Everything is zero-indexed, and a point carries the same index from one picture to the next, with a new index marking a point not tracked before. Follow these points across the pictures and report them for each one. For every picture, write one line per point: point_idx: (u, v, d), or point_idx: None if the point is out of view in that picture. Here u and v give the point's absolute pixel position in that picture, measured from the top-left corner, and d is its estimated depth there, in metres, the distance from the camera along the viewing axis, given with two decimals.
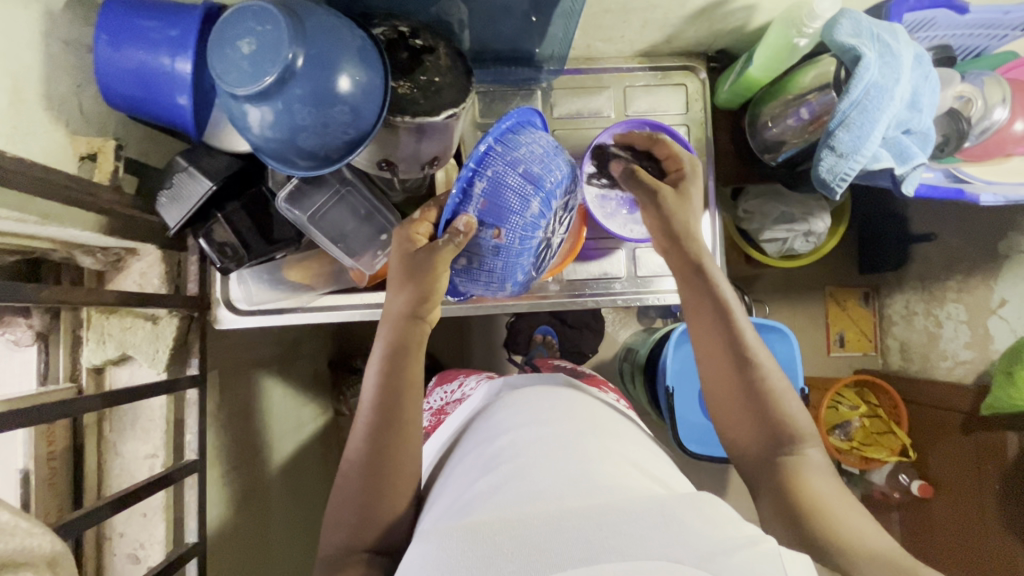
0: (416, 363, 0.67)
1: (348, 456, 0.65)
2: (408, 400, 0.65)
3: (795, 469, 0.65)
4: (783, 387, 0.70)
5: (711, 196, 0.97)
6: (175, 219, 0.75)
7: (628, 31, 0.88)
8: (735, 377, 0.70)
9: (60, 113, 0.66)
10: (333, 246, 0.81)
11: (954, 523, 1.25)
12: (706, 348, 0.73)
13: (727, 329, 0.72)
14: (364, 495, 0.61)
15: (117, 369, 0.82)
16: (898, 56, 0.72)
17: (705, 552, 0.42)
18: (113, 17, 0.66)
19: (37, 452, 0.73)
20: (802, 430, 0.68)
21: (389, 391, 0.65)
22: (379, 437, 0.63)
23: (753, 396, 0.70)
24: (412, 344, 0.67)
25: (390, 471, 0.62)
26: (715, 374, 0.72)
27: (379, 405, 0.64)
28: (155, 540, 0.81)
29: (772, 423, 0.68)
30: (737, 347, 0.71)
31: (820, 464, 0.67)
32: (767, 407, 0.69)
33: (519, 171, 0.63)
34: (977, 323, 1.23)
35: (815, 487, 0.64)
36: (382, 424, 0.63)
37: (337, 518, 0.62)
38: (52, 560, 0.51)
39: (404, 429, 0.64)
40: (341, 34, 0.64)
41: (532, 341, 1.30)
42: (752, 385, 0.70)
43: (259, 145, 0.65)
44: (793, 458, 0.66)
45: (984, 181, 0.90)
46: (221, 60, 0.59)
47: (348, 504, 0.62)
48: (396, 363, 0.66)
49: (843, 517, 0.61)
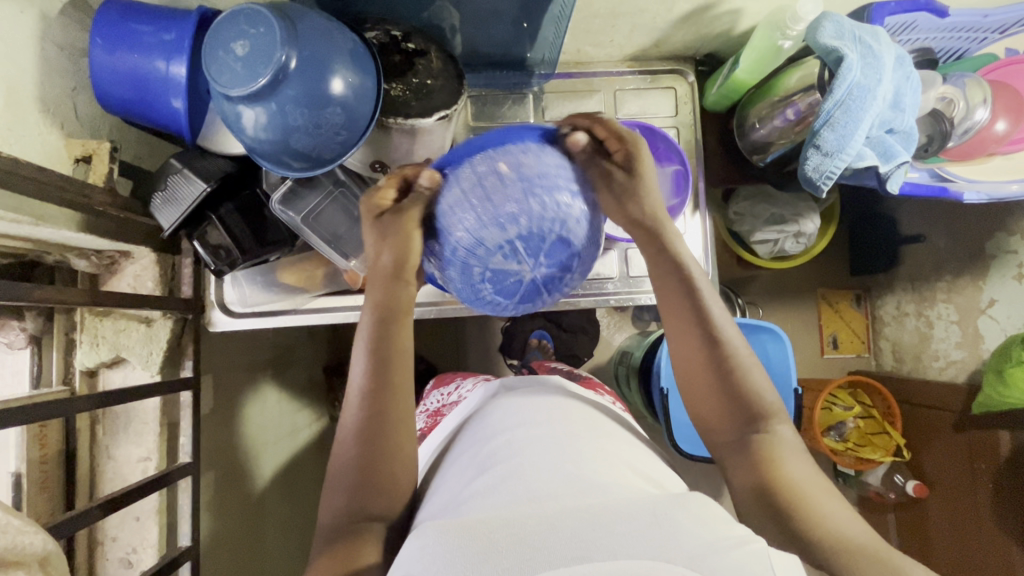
0: (404, 335, 0.67)
1: (340, 431, 0.65)
2: (397, 373, 0.66)
3: (769, 452, 0.62)
4: (752, 364, 0.66)
5: (700, 197, 0.98)
6: (169, 220, 0.76)
7: (617, 36, 0.90)
8: (703, 358, 0.66)
9: (55, 116, 0.67)
10: (326, 248, 0.81)
11: (950, 522, 1.25)
12: (674, 332, 0.67)
13: (703, 320, 0.66)
14: (359, 472, 0.62)
15: (110, 372, 0.82)
16: (880, 57, 0.74)
17: (695, 553, 0.43)
18: (109, 21, 0.67)
19: (30, 455, 0.73)
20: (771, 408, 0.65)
21: (377, 369, 0.65)
22: (371, 414, 0.63)
23: (725, 382, 0.65)
24: (394, 316, 0.67)
25: (380, 445, 0.63)
26: (685, 355, 0.67)
27: (369, 378, 0.64)
28: (148, 544, 0.81)
29: (744, 410, 0.65)
30: (706, 324, 0.66)
31: (796, 442, 0.65)
32: (738, 390, 0.65)
33: (500, 190, 0.56)
34: (968, 323, 1.25)
35: (791, 468, 0.61)
36: (372, 397, 0.64)
37: (332, 487, 0.63)
38: (44, 559, 0.51)
39: (392, 402, 0.64)
40: (333, 37, 0.65)
41: (527, 344, 1.30)
42: (724, 368, 0.65)
43: (253, 146, 0.65)
44: (766, 442, 0.63)
45: (967, 179, 0.92)
46: (215, 63, 0.60)
47: (343, 477, 0.62)
48: (382, 337, 0.66)
49: (817, 496, 0.58)
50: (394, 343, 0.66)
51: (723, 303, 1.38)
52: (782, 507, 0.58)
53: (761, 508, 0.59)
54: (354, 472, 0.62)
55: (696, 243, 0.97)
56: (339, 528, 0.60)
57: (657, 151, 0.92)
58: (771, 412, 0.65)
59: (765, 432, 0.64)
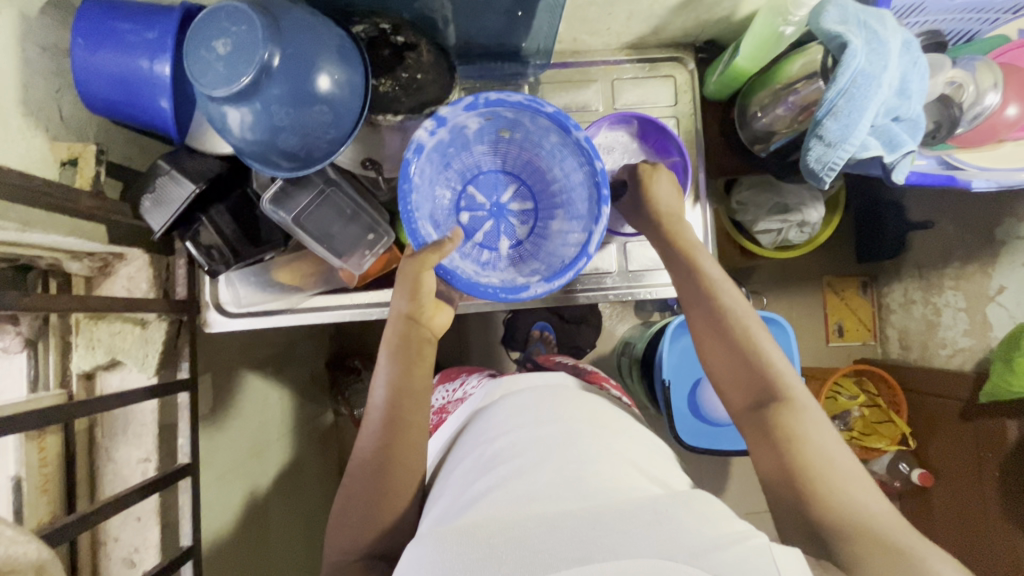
0: (425, 366, 0.69)
1: (354, 460, 0.65)
2: (413, 407, 0.66)
3: (786, 420, 0.61)
4: (759, 329, 0.68)
5: (700, 187, 0.95)
6: (159, 223, 0.74)
7: (613, 23, 0.87)
8: (719, 344, 0.68)
9: (39, 119, 0.66)
10: (319, 247, 0.80)
11: (955, 512, 1.24)
12: (698, 325, 0.70)
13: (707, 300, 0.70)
14: (366, 504, 0.62)
15: (107, 375, 0.82)
16: (885, 42, 0.71)
17: (697, 549, 0.42)
18: (90, 20, 0.65)
19: (29, 460, 0.73)
20: (785, 377, 0.64)
21: (394, 400, 0.66)
22: (385, 444, 0.64)
23: (740, 359, 0.66)
24: (416, 349, 0.69)
25: (387, 474, 0.63)
26: (700, 336, 0.70)
27: (388, 409, 0.65)
28: (150, 544, 0.82)
29: (762, 381, 0.65)
30: (716, 308, 0.69)
31: (819, 419, 0.62)
32: (748, 359, 0.66)
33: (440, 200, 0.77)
34: (976, 310, 1.22)
35: (811, 443, 0.59)
36: (389, 427, 0.64)
37: (339, 525, 0.62)
38: (40, 567, 0.51)
39: (410, 436, 0.65)
40: (318, 32, 0.63)
41: (529, 337, 1.30)
42: (735, 340, 0.67)
43: (240, 147, 0.64)
44: (784, 414, 0.62)
45: (976, 167, 0.89)
46: (197, 62, 0.58)
47: (350, 514, 0.62)
48: (404, 368, 0.67)
49: (842, 482, 0.56)
50: (412, 381, 0.67)
51: None
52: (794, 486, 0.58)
53: (784, 491, 0.58)
54: (362, 498, 0.62)
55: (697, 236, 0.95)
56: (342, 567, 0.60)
57: (655, 142, 0.92)
58: (789, 385, 0.64)
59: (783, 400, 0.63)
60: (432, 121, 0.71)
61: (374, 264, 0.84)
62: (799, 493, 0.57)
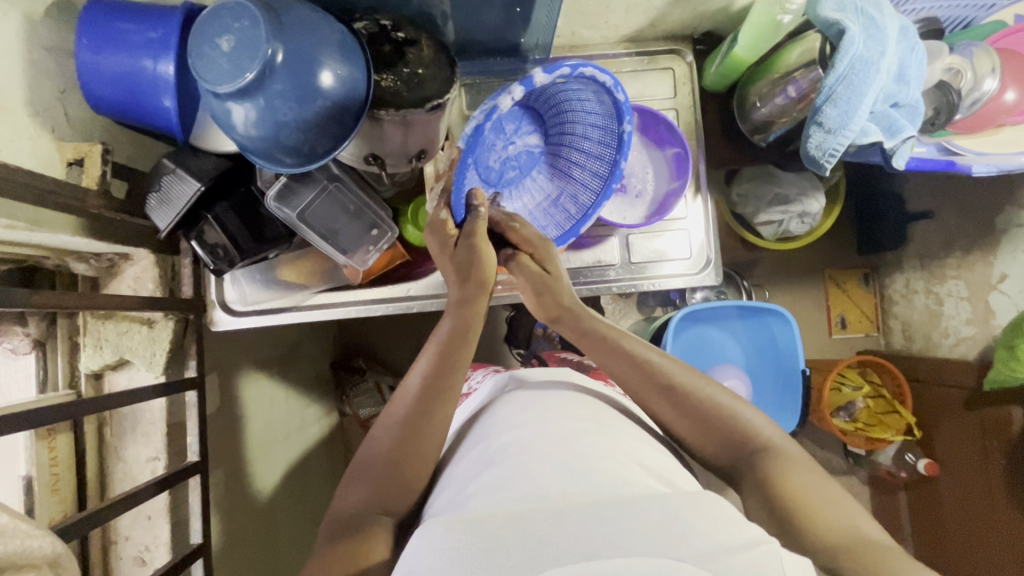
0: (469, 353, 0.71)
1: (385, 419, 0.67)
2: (457, 378, 0.69)
3: (770, 469, 0.63)
4: (719, 393, 0.70)
5: (703, 179, 0.95)
6: (165, 221, 0.76)
7: (611, 17, 0.88)
8: (671, 408, 0.69)
9: (46, 120, 0.67)
10: (323, 242, 0.80)
11: (963, 501, 1.24)
12: (659, 391, 0.71)
13: (649, 372, 0.71)
14: (382, 470, 0.63)
15: (115, 374, 0.82)
16: (882, 29, 0.72)
17: (705, 555, 0.42)
18: (93, 21, 0.66)
19: (40, 459, 0.73)
20: (759, 429, 0.67)
21: (435, 374, 0.68)
22: (421, 412, 0.65)
23: (703, 421, 0.68)
24: (464, 336, 0.72)
25: (419, 439, 0.64)
26: (666, 405, 0.70)
27: (429, 381, 0.67)
28: (160, 542, 0.82)
29: (732, 435, 0.67)
30: (668, 364, 0.72)
31: (806, 459, 0.64)
32: (710, 417, 0.68)
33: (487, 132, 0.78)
34: (979, 299, 1.22)
35: (799, 482, 0.60)
36: (430, 393, 0.66)
37: (351, 485, 0.63)
38: (53, 561, 0.52)
39: (446, 406, 0.66)
40: (320, 28, 0.64)
41: (533, 334, 1.31)
42: (687, 399, 0.69)
43: (246, 144, 0.65)
44: (764, 460, 0.64)
45: (976, 153, 0.89)
46: (201, 59, 0.59)
47: (364, 479, 0.63)
48: (451, 349, 0.70)
49: (830, 509, 0.57)
50: (462, 357, 0.70)
51: (729, 286, 1.37)
52: (780, 502, 0.59)
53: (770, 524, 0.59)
54: (386, 459, 0.63)
55: (698, 226, 0.95)
56: (352, 523, 0.60)
57: (655, 134, 0.94)
58: (756, 433, 0.67)
59: (764, 449, 0.65)
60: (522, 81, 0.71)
61: (378, 260, 0.86)
62: (793, 509, 0.58)
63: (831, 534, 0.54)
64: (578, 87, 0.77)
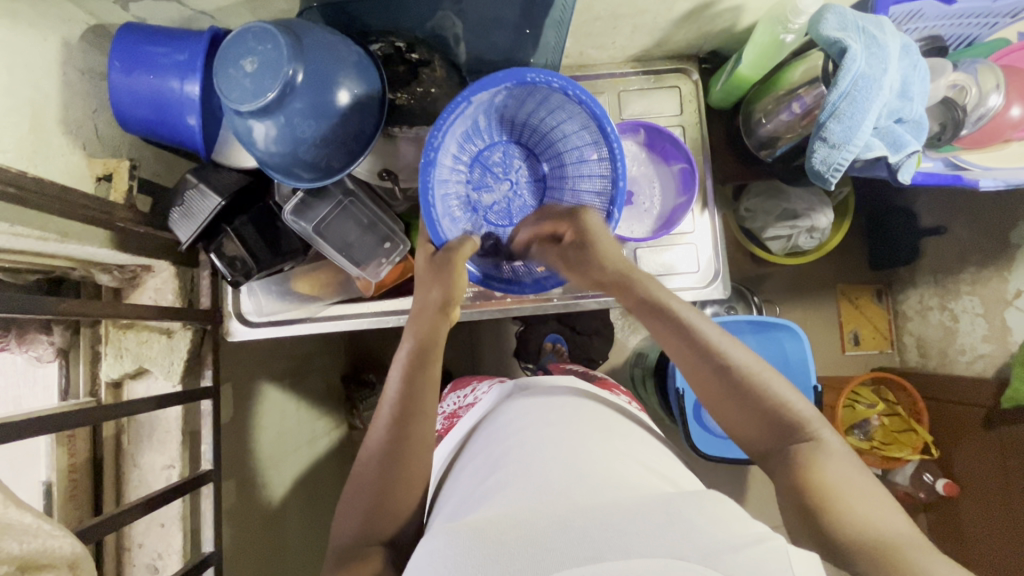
0: (439, 362, 0.70)
1: (367, 446, 0.66)
2: (429, 397, 0.67)
3: (810, 458, 0.61)
4: (776, 379, 0.66)
5: (709, 195, 0.96)
6: (187, 233, 0.78)
7: (618, 37, 0.90)
8: (728, 398, 0.66)
9: (77, 137, 0.70)
10: (338, 255, 0.83)
11: (985, 522, 1.21)
12: (704, 381, 0.68)
13: (708, 353, 0.67)
14: (374, 495, 0.63)
15: (134, 383, 0.84)
16: (884, 46, 0.73)
17: (711, 550, 0.42)
18: (125, 43, 0.69)
19: (59, 465, 0.76)
20: (807, 418, 0.64)
21: (406, 392, 0.67)
22: (398, 433, 0.65)
23: (753, 408, 0.65)
24: (434, 344, 0.71)
25: (402, 464, 0.64)
26: (709, 392, 0.68)
27: (401, 398, 0.66)
28: (172, 550, 0.83)
29: (780, 423, 0.64)
30: (711, 353, 0.67)
31: (841, 450, 0.62)
32: (760, 401, 0.65)
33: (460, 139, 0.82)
34: (994, 315, 1.21)
35: (829, 473, 0.59)
36: (403, 416, 0.65)
37: (348, 511, 0.64)
38: (73, 562, 0.53)
39: (420, 425, 0.65)
40: (338, 50, 0.67)
41: (542, 348, 1.31)
42: (738, 380, 0.66)
43: (266, 159, 0.68)
44: (810, 452, 0.61)
45: (982, 167, 0.90)
46: (226, 80, 0.62)
47: (357, 505, 0.63)
48: (419, 361, 0.69)
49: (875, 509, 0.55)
50: (428, 375, 0.68)
51: (739, 301, 1.37)
52: (806, 498, 0.58)
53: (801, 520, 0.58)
54: (371, 488, 0.63)
55: (706, 241, 0.96)
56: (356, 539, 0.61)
57: (661, 149, 0.96)
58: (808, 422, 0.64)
59: (808, 439, 0.63)
60: (510, 72, 0.73)
61: (390, 273, 0.88)
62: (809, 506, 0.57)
63: (852, 532, 0.53)
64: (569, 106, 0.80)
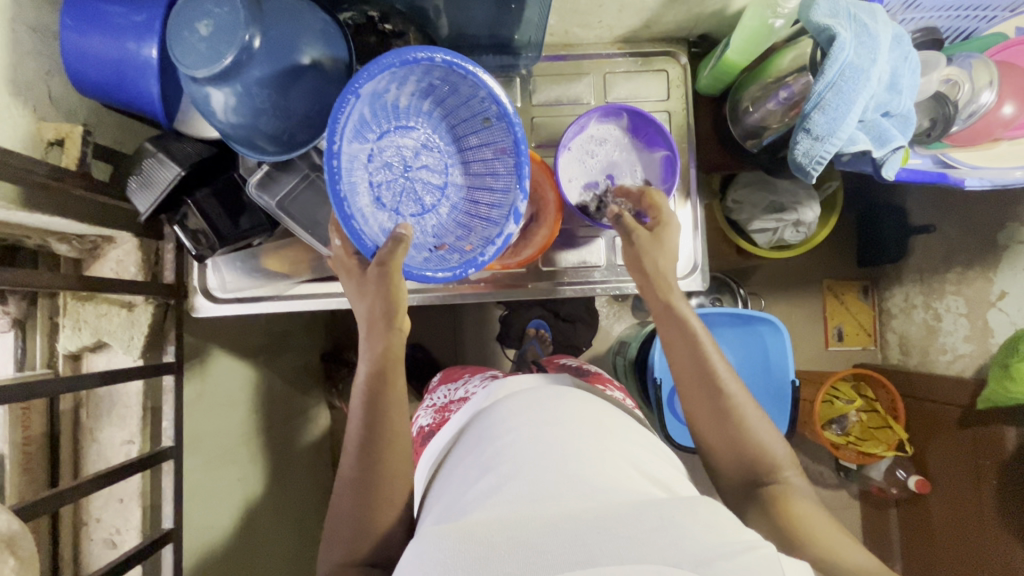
0: (399, 383, 0.68)
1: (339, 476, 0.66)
2: (395, 417, 0.67)
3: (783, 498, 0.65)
4: (755, 415, 0.70)
5: (693, 183, 0.94)
6: (146, 205, 0.76)
7: (605, 16, 0.87)
8: (709, 415, 0.70)
9: (28, 100, 0.67)
10: (305, 233, 0.79)
11: (953, 520, 1.22)
12: (694, 394, 0.70)
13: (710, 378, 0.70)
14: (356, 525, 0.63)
15: (94, 356, 0.83)
16: (874, 35, 0.71)
17: (705, 557, 0.42)
18: (80, 2, 0.67)
19: (12, 437, 0.74)
20: (776, 458, 0.69)
21: (371, 424, 0.66)
22: (370, 463, 0.64)
23: (732, 434, 0.69)
24: (392, 365, 0.68)
25: (377, 490, 0.64)
26: (693, 406, 0.71)
27: (367, 433, 0.65)
28: (131, 526, 0.82)
29: (756, 457, 0.68)
30: (703, 369, 0.70)
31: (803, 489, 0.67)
32: (740, 430, 0.69)
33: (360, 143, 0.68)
34: (977, 316, 1.20)
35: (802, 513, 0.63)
36: (368, 446, 0.65)
37: (335, 541, 0.64)
38: (8, 539, 0.52)
39: (391, 453, 0.65)
40: (302, 16, 0.64)
41: (524, 334, 1.29)
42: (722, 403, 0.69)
43: (225, 130, 0.65)
44: (779, 492, 0.66)
45: (970, 166, 0.88)
46: (179, 44, 0.58)
47: (342, 535, 0.63)
48: (378, 388, 0.67)
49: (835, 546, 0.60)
50: (389, 397, 0.67)
51: (724, 292, 1.36)
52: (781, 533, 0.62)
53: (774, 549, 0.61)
54: (352, 519, 0.63)
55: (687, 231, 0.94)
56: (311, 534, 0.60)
57: (646, 136, 0.90)
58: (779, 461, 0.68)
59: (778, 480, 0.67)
60: (392, 52, 0.63)
61: None
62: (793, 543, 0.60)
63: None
64: (465, 85, 0.69)
